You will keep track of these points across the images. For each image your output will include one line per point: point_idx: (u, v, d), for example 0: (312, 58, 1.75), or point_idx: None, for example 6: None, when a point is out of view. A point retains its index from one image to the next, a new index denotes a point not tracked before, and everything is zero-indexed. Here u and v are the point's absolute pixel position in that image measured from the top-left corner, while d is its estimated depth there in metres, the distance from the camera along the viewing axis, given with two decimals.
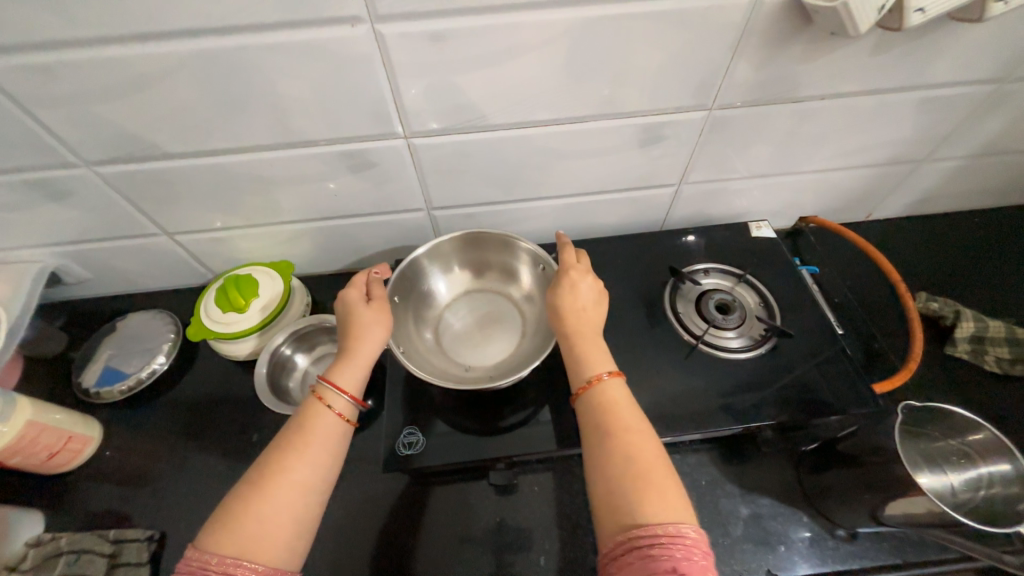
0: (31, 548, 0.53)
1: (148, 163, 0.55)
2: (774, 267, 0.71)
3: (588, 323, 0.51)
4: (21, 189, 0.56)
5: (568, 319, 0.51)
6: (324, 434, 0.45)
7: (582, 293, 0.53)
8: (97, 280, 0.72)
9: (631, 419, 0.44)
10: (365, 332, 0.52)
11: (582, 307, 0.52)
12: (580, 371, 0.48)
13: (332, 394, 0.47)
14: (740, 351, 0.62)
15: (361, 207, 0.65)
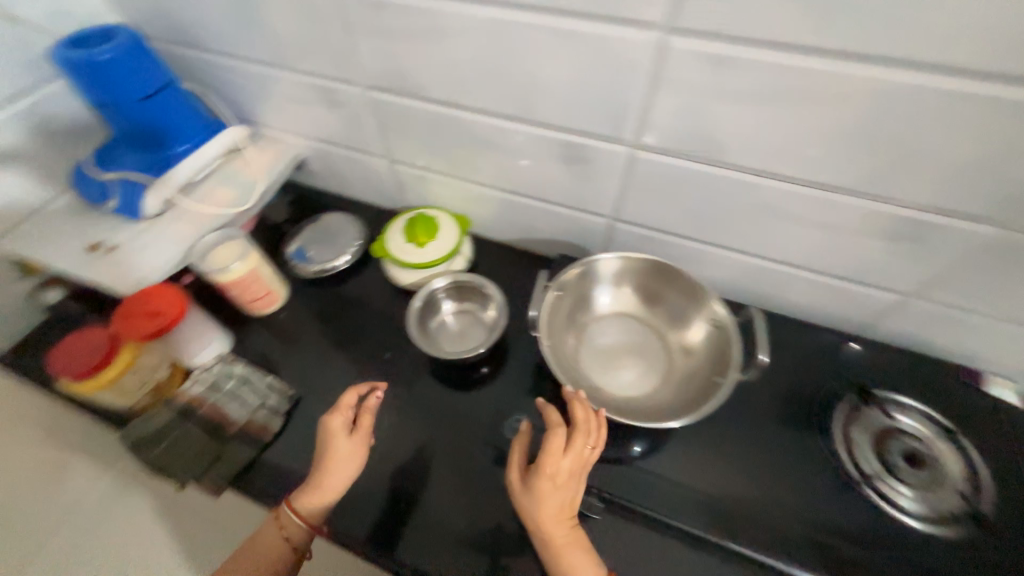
0: (219, 360, 0.68)
1: (406, 99, 0.63)
2: (996, 440, 0.56)
3: (559, 532, 0.48)
4: (312, 90, 0.69)
5: (539, 533, 0.48)
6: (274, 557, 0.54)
7: (548, 502, 0.48)
8: (323, 177, 0.86)
9: None
10: (331, 470, 0.54)
11: (552, 518, 0.48)
12: None
13: (286, 517, 0.54)
14: (911, 518, 0.51)
15: (554, 195, 0.67)
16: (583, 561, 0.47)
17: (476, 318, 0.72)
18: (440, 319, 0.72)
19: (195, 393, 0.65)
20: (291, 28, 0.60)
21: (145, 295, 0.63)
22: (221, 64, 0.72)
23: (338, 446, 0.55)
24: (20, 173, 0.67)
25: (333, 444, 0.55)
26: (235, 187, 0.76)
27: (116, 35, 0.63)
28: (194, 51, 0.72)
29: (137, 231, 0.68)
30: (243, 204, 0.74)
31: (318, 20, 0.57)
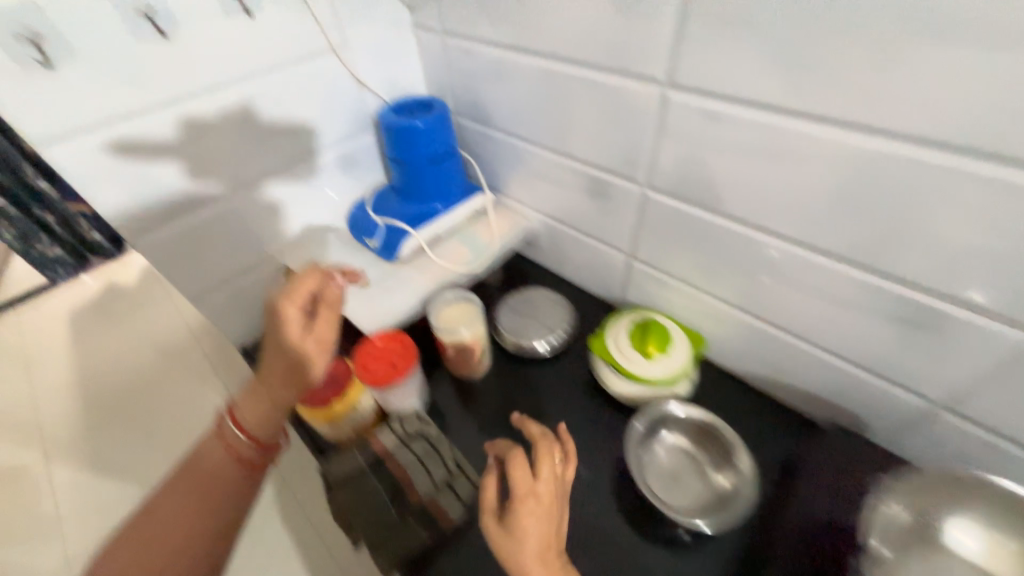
0: (416, 417, 0.65)
1: (692, 208, 0.57)
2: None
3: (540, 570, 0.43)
4: (580, 178, 0.68)
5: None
6: (215, 465, 0.50)
7: (529, 540, 0.44)
8: (543, 252, 0.85)
9: None
10: (284, 349, 0.52)
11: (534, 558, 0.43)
12: None
13: (238, 416, 0.52)
14: None
15: (847, 350, 0.53)
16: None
17: (700, 473, 0.58)
18: (658, 452, 0.60)
19: (388, 445, 0.63)
20: (592, 122, 0.60)
21: (384, 339, 0.63)
22: (498, 139, 0.77)
23: (286, 340, 0.52)
24: (317, 203, 0.77)
25: (281, 334, 0.52)
26: (472, 248, 0.78)
27: (436, 110, 0.71)
28: (479, 125, 0.78)
29: (387, 273, 0.73)
30: (475, 266, 0.76)
31: (630, 121, 0.56)
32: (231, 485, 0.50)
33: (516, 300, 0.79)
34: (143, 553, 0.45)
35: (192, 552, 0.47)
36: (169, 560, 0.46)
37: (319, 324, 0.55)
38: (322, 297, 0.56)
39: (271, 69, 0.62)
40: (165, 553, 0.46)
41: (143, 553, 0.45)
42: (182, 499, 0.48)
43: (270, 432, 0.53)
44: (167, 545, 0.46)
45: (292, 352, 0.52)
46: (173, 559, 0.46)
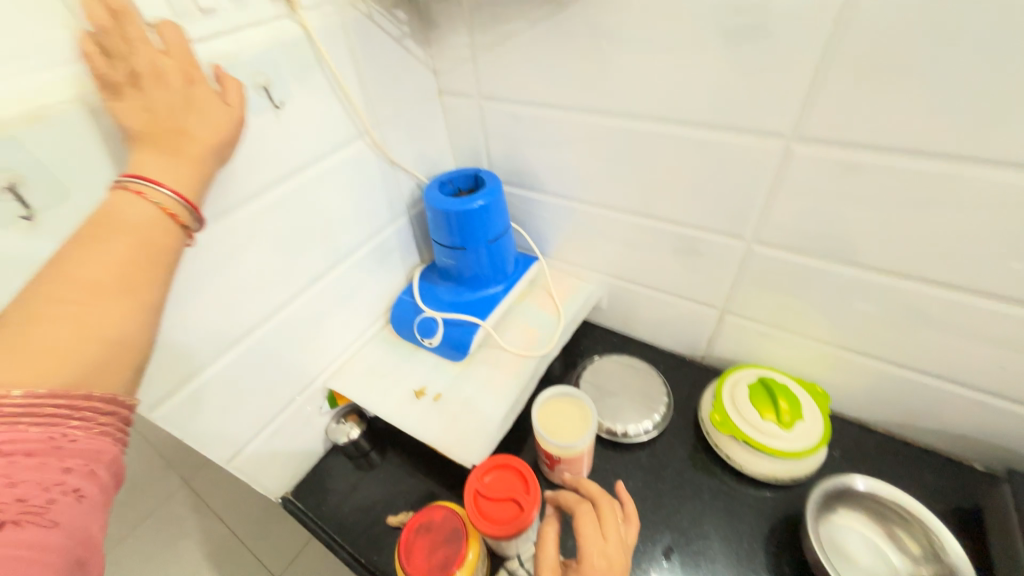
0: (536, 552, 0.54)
1: (812, 259, 0.52)
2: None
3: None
4: (660, 236, 0.62)
5: None
6: (144, 229, 0.32)
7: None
8: (604, 312, 0.78)
9: None
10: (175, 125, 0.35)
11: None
12: None
13: (138, 198, 0.33)
14: None
15: (1012, 390, 0.49)
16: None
17: (905, 547, 0.50)
18: (837, 532, 0.52)
19: None
20: (686, 179, 0.54)
21: (490, 471, 0.51)
22: (550, 204, 0.69)
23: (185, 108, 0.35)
24: (354, 305, 0.65)
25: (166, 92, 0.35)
26: (540, 326, 0.69)
27: (487, 183, 0.62)
28: (524, 190, 0.70)
29: (457, 376, 0.63)
30: (550, 347, 0.67)
31: (738, 177, 0.50)
32: (145, 317, 0.31)
33: (594, 373, 0.71)
34: None
35: (65, 475, 0.26)
36: (24, 411, 0.26)
37: (200, 125, 0.36)
38: (206, 108, 0.37)
39: (303, 165, 0.51)
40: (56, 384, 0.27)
41: (53, 377, 0.27)
42: (97, 282, 0.29)
43: (170, 235, 0.34)
44: (21, 434, 0.25)
45: (197, 145, 0.36)
46: (80, 386, 0.28)
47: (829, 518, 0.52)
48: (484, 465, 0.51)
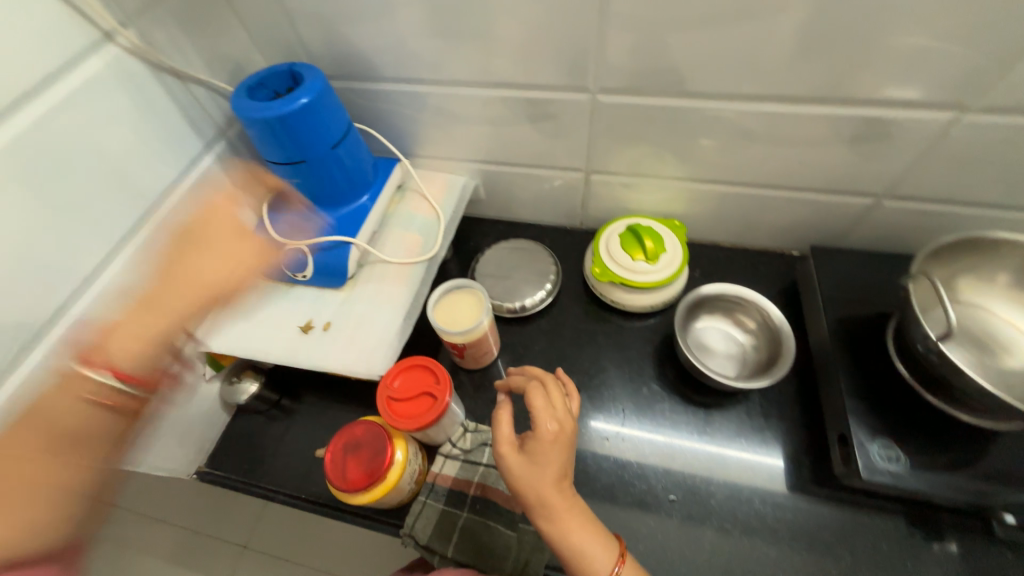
0: (466, 429, 0.59)
1: (650, 98, 0.54)
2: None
3: (559, 494, 0.44)
4: (512, 105, 0.59)
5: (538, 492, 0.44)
6: None
7: (547, 464, 0.45)
8: (485, 203, 0.77)
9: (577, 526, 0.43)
10: None
11: (545, 480, 0.44)
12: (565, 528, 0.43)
13: None
14: None
15: (812, 182, 0.59)
16: (579, 519, 0.43)
17: (745, 325, 0.62)
18: (697, 333, 0.63)
19: (456, 473, 0.56)
20: (520, 33, 0.51)
21: (399, 375, 0.52)
22: (393, 93, 0.62)
23: None
24: None
25: None
26: (419, 230, 0.66)
27: (306, 78, 0.53)
28: (359, 82, 0.62)
29: (345, 301, 0.60)
30: (434, 248, 0.65)
31: (565, 20, 0.48)
32: None
33: (487, 262, 0.72)
34: None
35: None
36: None
37: None
38: None
39: (33, 90, 0.39)
40: None
41: None
42: None
43: None
44: None
45: None
46: None
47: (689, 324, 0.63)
48: (392, 370, 0.52)
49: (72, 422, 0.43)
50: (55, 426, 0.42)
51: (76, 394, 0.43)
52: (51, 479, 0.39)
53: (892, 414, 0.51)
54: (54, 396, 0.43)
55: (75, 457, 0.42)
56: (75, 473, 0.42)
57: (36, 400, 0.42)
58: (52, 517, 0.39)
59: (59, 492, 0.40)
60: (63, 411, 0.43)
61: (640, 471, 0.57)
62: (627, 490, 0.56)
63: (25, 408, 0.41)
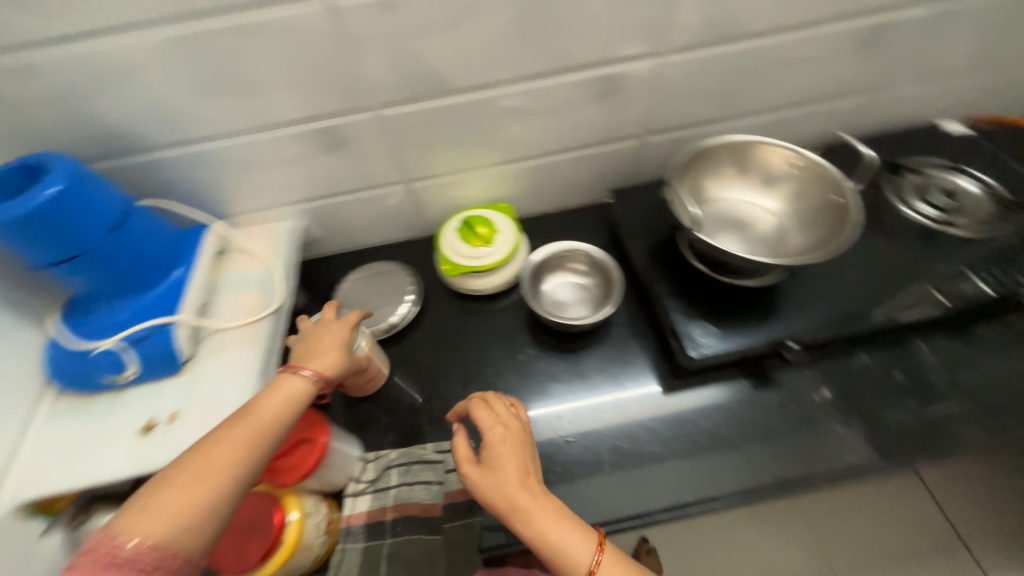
0: (366, 462, 0.58)
1: (428, 102, 0.59)
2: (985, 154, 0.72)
3: (526, 494, 0.44)
4: (307, 139, 0.60)
5: (504, 499, 0.44)
6: None
7: (507, 466, 0.46)
8: (324, 240, 0.77)
9: (550, 516, 0.44)
10: None
11: (508, 485, 0.45)
12: (540, 522, 0.43)
13: None
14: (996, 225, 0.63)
15: (589, 137, 0.70)
16: (550, 512, 0.44)
17: (578, 269, 0.71)
18: (547, 294, 0.70)
19: (369, 506, 0.56)
20: (281, 71, 0.52)
21: None
22: (175, 158, 0.59)
23: None
24: None
25: None
26: (254, 286, 0.63)
27: (51, 166, 0.48)
28: (129, 157, 0.57)
29: (186, 384, 0.55)
30: (276, 298, 0.63)
31: (318, 52, 0.51)
32: None
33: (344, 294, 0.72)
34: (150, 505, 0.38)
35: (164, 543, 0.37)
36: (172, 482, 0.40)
37: None
38: None
39: None
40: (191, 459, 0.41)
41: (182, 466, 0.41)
42: None
43: None
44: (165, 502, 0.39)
45: None
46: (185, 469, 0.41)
47: (538, 291, 0.69)
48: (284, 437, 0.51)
49: (283, 418, 0.45)
50: (266, 422, 0.44)
51: (291, 399, 0.46)
52: (240, 460, 0.41)
53: (699, 300, 0.62)
54: (270, 395, 0.46)
55: (261, 457, 0.42)
56: (257, 465, 0.42)
57: (254, 400, 0.45)
58: (223, 496, 0.40)
59: (230, 487, 0.40)
60: (275, 412, 0.45)
61: (539, 428, 0.62)
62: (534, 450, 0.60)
63: (240, 416, 0.44)
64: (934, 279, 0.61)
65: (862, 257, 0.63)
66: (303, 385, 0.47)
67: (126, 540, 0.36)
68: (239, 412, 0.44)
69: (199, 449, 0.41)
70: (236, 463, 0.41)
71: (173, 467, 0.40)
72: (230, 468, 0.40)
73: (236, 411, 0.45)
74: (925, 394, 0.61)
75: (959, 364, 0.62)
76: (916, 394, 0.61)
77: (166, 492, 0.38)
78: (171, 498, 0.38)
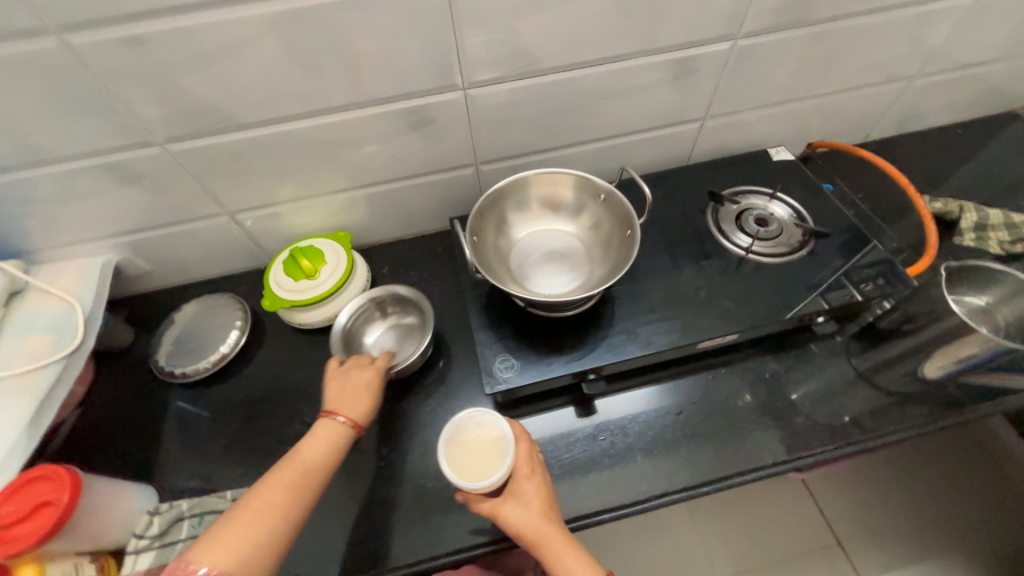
0: (152, 516, 0.55)
1: (219, 136, 0.57)
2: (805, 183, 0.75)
3: (549, 528, 0.50)
4: (91, 174, 0.57)
5: (526, 530, 0.49)
6: None
7: (534, 504, 0.50)
8: (155, 272, 0.74)
9: (565, 551, 0.49)
10: None
11: (535, 520, 0.50)
12: (557, 555, 0.49)
13: None
14: (799, 251, 0.65)
15: (417, 167, 0.69)
16: (571, 545, 0.49)
17: (383, 312, 0.70)
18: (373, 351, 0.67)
19: (149, 564, 0.52)
20: (33, 109, 0.49)
21: (11, 497, 0.45)
22: None
23: None
24: None
25: None
26: (46, 329, 0.60)
27: None
28: None
29: None
30: (71, 342, 0.59)
31: (68, 86, 0.48)
32: None
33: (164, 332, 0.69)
34: (215, 536, 0.42)
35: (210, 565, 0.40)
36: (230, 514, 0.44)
37: None
38: None
39: None
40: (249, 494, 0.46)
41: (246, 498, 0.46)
42: None
43: None
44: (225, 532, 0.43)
45: None
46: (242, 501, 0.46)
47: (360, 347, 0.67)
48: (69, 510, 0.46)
49: (320, 464, 0.49)
50: (310, 470, 0.48)
51: (329, 447, 0.51)
52: (285, 500, 0.46)
53: (509, 331, 0.62)
54: (312, 445, 0.50)
55: (306, 501, 0.47)
56: (302, 507, 0.47)
57: (295, 451, 0.50)
58: (276, 536, 0.44)
59: (284, 529, 0.44)
60: (316, 463, 0.49)
61: (346, 468, 0.60)
62: (337, 491, 0.59)
63: (283, 466, 0.48)
64: (734, 307, 0.62)
65: (675, 286, 0.65)
66: (340, 425, 0.52)
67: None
68: (282, 463, 0.49)
69: (254, 494, 0.45)
70: (286, 506, 0.45)
71: (230, 513, 0.44)
72: (284, 510, 0.45)
73: (280, 461, 0.49)
74: (728, 421, 0.62)
75: (761, 391, 0.64)
76: (721, 422, 0.62)
77: (218, 537, 0.42)
78: (234, 533, 0.42)
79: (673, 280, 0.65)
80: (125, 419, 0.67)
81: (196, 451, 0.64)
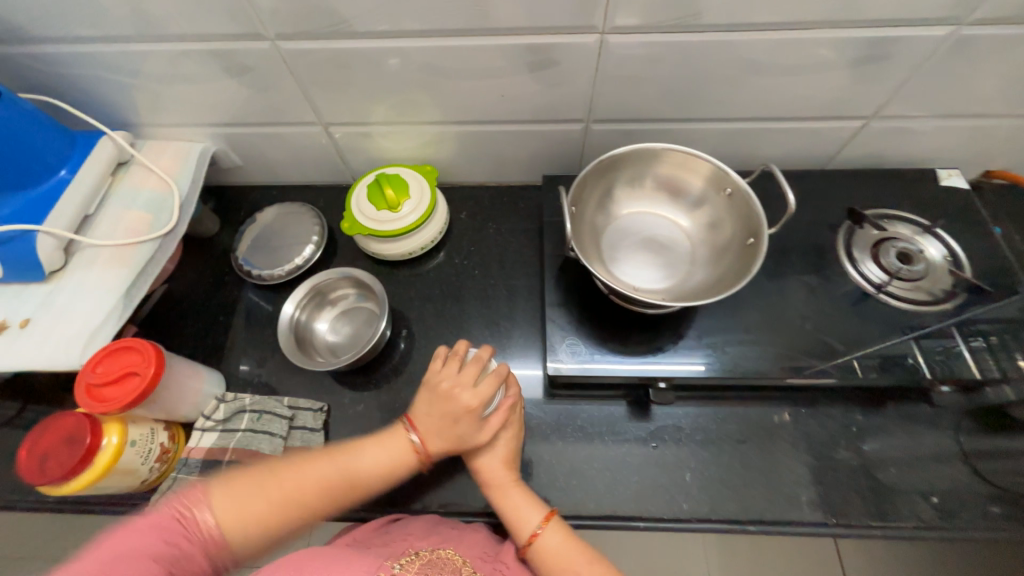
0: (219, 401, 0.59)
1: (329, 42, 0.53)
2: (964, 221, 0.63)
3: (507, 473, 0.50)
4: (201, 60, 0.56)
5: (491, 474, 0.50)
6: None
7: (499, 450, 0.51)
8: (246, 169, 0.74)
9: (522, 497, 0.50)
10: None
11: (497, 464, 0.50)
12: (514, 500, 0.49)
13: None
14: (934, 304, 0.56)
15: (522, 112, 0.62)
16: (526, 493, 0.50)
17: (330, 299, 0.68)
18: (329, 341, 0.65)
19: (211, 444, 0.56)
20: None
21: (103, 360, 0.50)
22: (65, 56, 0.56)
23: None
24: None
25: None
26: (146, 207, 0.62)
27: None
28: (20, 46, 0.55)
29: (49, 295, 0.56)
30: (165, 225, 0.61)
31: None
32: None
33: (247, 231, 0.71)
34: (228, 504, 0.42)
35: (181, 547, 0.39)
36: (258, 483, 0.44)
37: None
38: None
39: None
40: (285, 470, 0.45)
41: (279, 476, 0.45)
42: None
43: None
44: (234, 509, 0.42)
45: None
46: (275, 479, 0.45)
47: (320, 338, 0.66)
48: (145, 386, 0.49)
49: (366, 482, 0.47)
50: (354, 481, 0.47)
51: (391, 468, 0.48)
52: (312, 502, 0.45)
53: (584, 315, 0.58)
54: (370, 461, 0.48)
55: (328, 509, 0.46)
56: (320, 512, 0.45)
57: (360, 451, 0.48)
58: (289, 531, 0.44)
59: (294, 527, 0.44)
60: (365, 475, 0.47)
61: (395, 405, 0.62)
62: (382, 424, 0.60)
63: (342, 457, 0.48)
64: (843, 348, 0.55)
65: (778, 308, 0.57)
66: (406, 454, 0.49)
67: (210, 521, 0.41)
68: (341, 455, 0.47)
69: (293, 479, 0.45)
70: (313, 510, 0.45)
71: (265, 479, 0.44)
72: (310, 510, 0.45)
73: (341, 449, 0.48)
74: (793, 465, 0.56)
75: (839, 442, 0.57)
76: (785, 464, 0.56)
77: (252, 488, 0.43)
78: (254, 507, 0.43)
79: (775, 301, 0.58)
80: (203, 303, 0.71)
81: (260, 351, 0.67)
